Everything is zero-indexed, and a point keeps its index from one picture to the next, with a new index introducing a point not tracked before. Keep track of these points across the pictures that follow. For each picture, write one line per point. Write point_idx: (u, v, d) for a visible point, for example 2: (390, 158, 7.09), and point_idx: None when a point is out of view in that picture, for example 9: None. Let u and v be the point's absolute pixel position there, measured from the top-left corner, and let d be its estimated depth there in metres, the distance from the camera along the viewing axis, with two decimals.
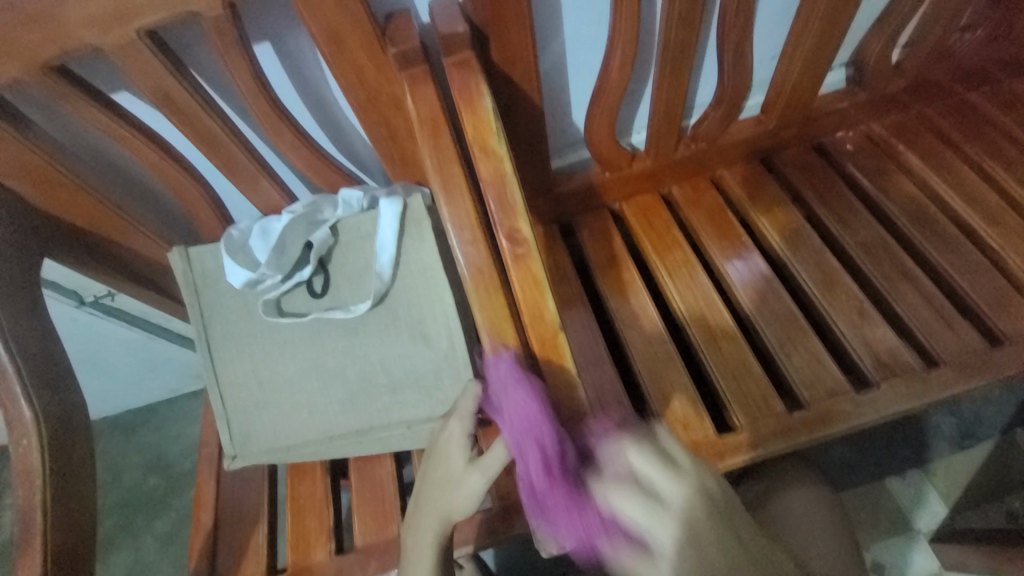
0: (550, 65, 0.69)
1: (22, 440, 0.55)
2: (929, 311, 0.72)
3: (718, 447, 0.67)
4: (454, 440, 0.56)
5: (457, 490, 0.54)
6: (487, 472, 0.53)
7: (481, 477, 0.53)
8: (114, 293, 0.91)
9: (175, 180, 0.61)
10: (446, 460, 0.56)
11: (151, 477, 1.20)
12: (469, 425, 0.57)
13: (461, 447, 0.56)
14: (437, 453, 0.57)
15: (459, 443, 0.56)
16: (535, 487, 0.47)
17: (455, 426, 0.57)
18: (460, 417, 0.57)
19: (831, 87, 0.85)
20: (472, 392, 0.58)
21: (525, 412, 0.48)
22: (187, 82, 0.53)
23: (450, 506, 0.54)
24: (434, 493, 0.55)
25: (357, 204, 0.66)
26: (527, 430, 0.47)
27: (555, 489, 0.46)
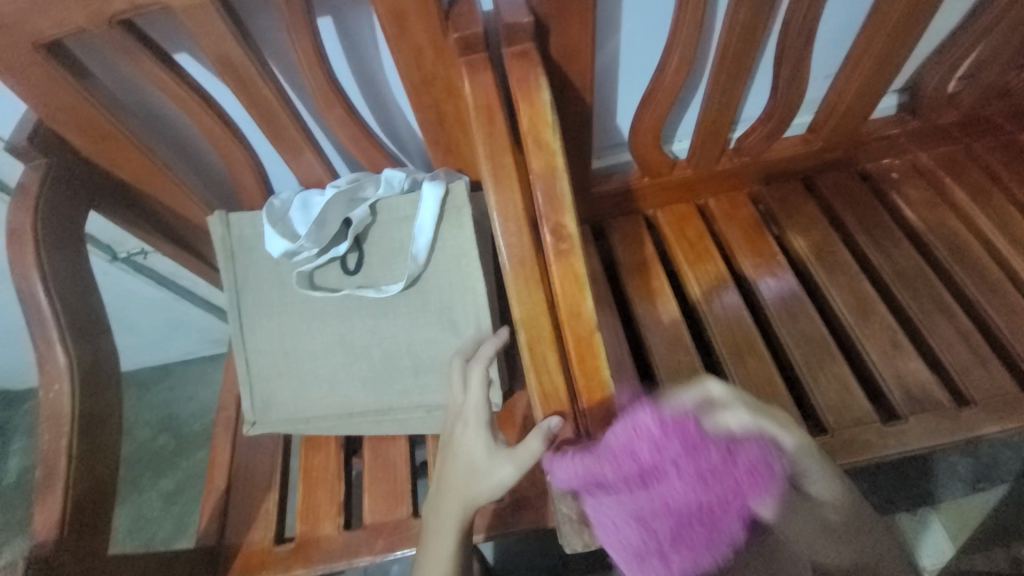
0: (604, 64, 0.68)
1: (54, 385, 0.56)
2: (964, 349, 0.70)
3: None
4: (471, 432, 0.56)
5: (483, 479, 0.54)
6: (514, 463, 0.52)
7: (508, 468, 0.53)
8: (147, 251, 0.92)
9: (223, 144, 0.62)
10: (465, 450, 0.56)
11: (161, 435, 1.22)
12: (486, 415, 0.57)
13: (481, 439, 0.56)
14: (460, 445, 0.57)
15: (478, 435, 0.56)
16: (674, 458, 0.41)
17: (470, 418, 0.57)
18: (471, 409, 0.57)
19: (883, 112, 0.83)
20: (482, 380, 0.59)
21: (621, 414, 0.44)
22: (249, 48, 0.54)
23: (476, 494, 0.54)
24: (458, 480, 0.56)
25: (398, 185, 0.66)
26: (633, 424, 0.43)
27: (693, 442, 0.42)
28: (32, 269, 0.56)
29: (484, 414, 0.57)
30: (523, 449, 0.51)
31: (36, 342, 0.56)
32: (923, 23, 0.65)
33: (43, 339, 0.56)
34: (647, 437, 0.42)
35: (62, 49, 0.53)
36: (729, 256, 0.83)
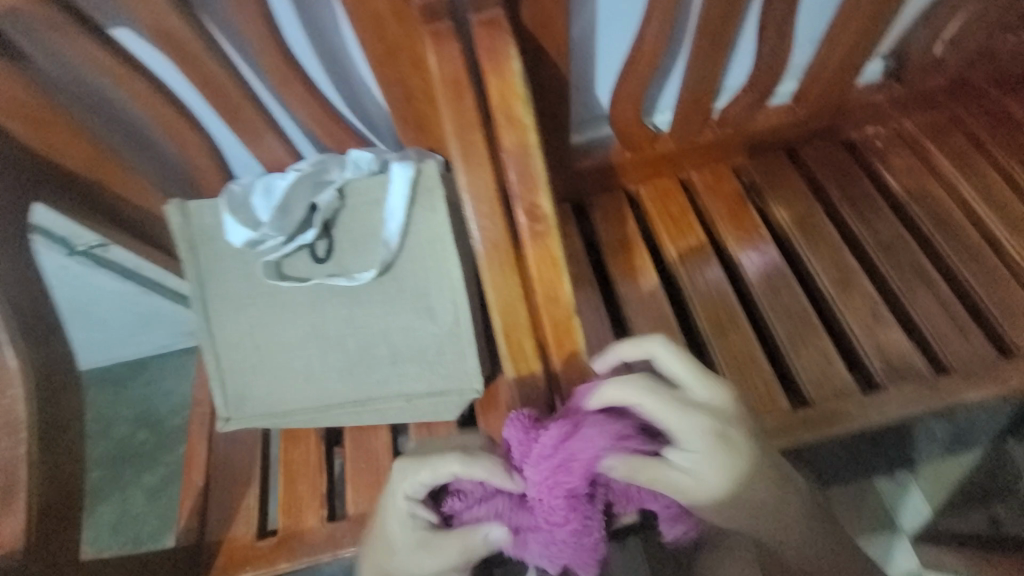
0: (580, 32, 0.64)
1: (8, 391, 0.52)
2: (944, 318, 0.71)
3: None
4: (394, 511, 0.49)
5: (398, 566, 0.48)
6: (435, 562, 0.47)
7: (429, 566, 0.47)
8: (107, 243, 0.87)
9: (174, 127, 0.57)
10: (386, 532, 0.49)
11: (141, 431, 1.19)
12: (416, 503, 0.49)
13: (404, 524, 0.48)
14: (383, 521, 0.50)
15: (403, 510, 0.48)
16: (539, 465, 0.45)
17: (402, 493, 0.49)
18: (410, 487, 0.49)
19: (869, 78, 0.79)
20: (438, 472, 0.48)
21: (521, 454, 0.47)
22: (192, 19, 0.49)
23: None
24: (376, 557, 0.50)
25: (366, 166, 0.62)
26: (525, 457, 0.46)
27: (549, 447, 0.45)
28: None
29: (418, 497, 0.49)
30: (451, 546, 0.47)
31: None
32: None
33: None
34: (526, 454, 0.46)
35: None
36: (711, 231, 0.81)
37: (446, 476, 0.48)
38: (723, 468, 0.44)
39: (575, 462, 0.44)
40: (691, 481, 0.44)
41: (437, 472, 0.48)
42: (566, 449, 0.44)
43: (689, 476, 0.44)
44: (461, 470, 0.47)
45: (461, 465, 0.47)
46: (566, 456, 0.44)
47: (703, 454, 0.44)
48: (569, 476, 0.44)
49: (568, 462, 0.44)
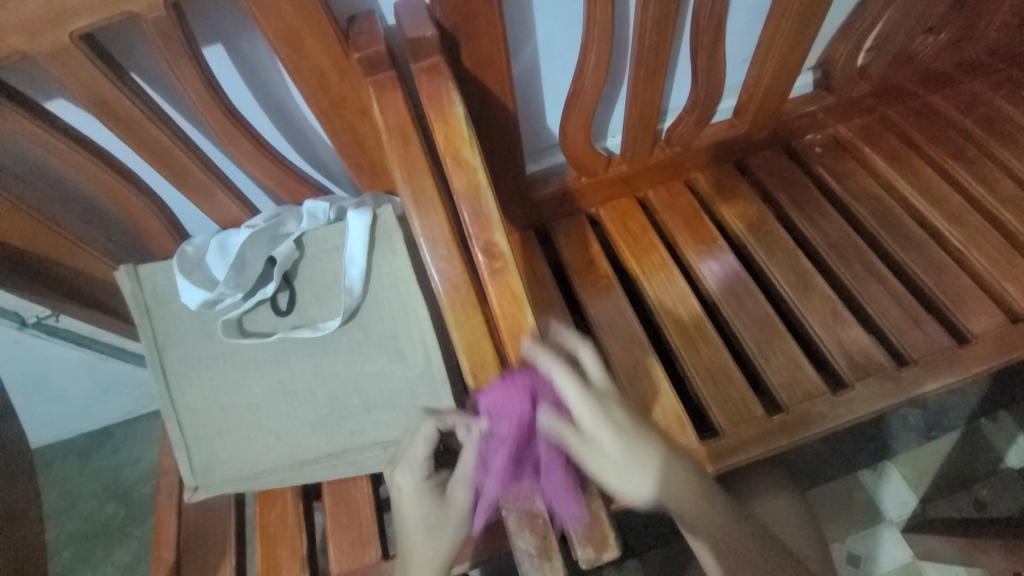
0: (524, 70, 0.67)
1: None
2: (898, 311, 0.73)
3: (701, 454, 0.67)
4: (412, 491, 0.51)
5: (443, 527, 0.50)
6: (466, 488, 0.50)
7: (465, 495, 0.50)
8: (58, 313, 0.83)
9: (118, 194, 0.56)
10: (413, 515, 0.51)
11: (109, 505, 1.12)
12: (421, 470, 0.52)
13: (427, 493, 0.51)
14: (401, 510, 0.51)
15: (415, 489, 0.51)
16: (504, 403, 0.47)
17: (407, 476, 0.52)
18: (410, 466, 0.52)
19: (801, 90, 0.85)
20: (422, 432, 0.52)
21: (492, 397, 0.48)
22: (130, 89, 0.49)
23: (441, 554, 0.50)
24: (416, 545, 0.50)
25: (323, 216, 0.62)
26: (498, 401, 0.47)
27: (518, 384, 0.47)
28: None
29: (422, 470, 0.52)
30: (464, 470, 0.50)
31: None
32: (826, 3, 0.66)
33: None
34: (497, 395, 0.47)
35: None
36: (672, 245, 0.83)
37: (428, 433, 0.52)
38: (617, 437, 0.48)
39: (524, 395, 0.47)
40: (592, 450, 0.48)
41: (420, 435, 0.52)
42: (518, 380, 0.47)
43: (592, 444, 0.48)
44: (437, 425, 0.52)
45: (437, 422, 0.52)
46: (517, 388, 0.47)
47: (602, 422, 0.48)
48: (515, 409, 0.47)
49: (521, 402, 0.47)
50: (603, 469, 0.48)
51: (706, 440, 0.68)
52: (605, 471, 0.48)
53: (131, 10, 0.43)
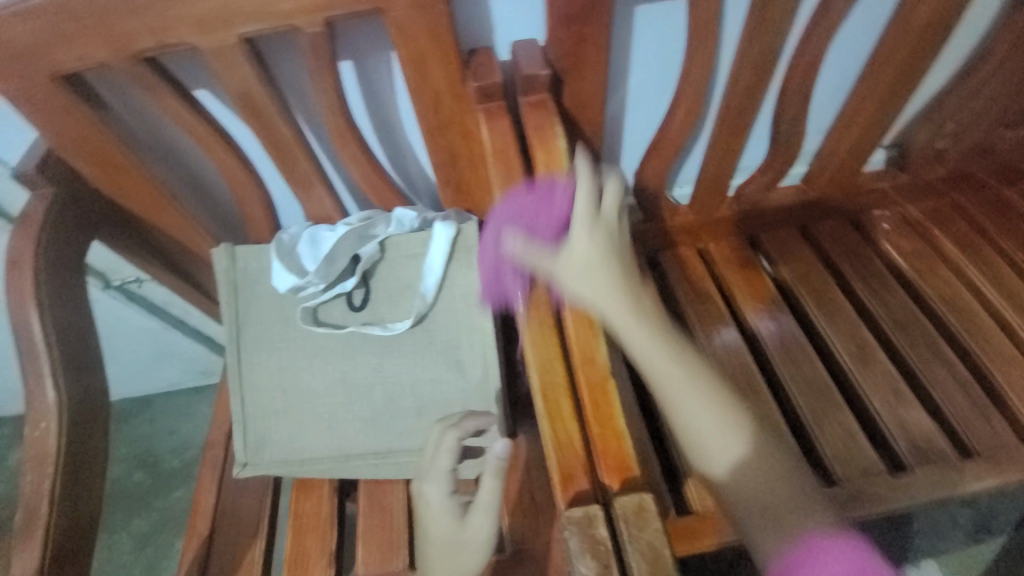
0: (613, 114, 0.71)
1: (41, 423, 0.54)
2: (964, 399, 0.71)
3: None
4: (436, 503, 0.53)
5: (466, 545, 0.52)
6: (487, 510, 0.52)
7: (486, 515, 0.52)
8: (142, 279, 0.89)
9: (235, 179, 0.61)
10: (437, 528, 0.52)
11: (137, 472, 1.15)
12: (446, 486, 0.54)
13: (449, 507, 0.53)
14: (425, 527, 0.53)
15: (438, 508, 0.53)
16: (539, 198, 0.53)
17: (433, 488, 0.53)
18: (434, 481, 0.54)
19: (874, 166, 0.87)
20: (446, 448, 0.55)
21: (529, 194, 0.53)
22: (271, 88, 0.54)
23: (466, 561, 0.52)
24: (441, 559, 0.52)
25: (409, 223, 0.66)
26: (534, 197, 0.53)
27: (554, 189, 0.52)
28: (30, 300, 0.54)
29: (448, 482, 0.54)
30: (485, 490, 0.52)
31: (25, 376, 0.54)
32: (913, 87, 0.69)
33: (33, 374, 0.54)
34: (534, 194, 0.53)
35: (78, 80, 0.52)
36: (729, 299, 0.84)
37: (451, 448, 0.55)
38: (592, 252, 0.52)
39: (554, 213, 0.53)
40: (567, 252, 0.52)
41: (443, 450, 0.55)
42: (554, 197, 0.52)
43: (570, 248, 0.53)
44: (459, 434, 0.56)
45: (458, 433, 0.56)
46: (551, 202, 0.52)
47: (586, 235, 0.53)
48: (542, 220, 0.52)
49: (553, 205, 0.52)
50: (564, 269, 0.52)
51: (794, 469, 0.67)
52: (564, 270, 0.52)
53: (293, 23, 0.49)
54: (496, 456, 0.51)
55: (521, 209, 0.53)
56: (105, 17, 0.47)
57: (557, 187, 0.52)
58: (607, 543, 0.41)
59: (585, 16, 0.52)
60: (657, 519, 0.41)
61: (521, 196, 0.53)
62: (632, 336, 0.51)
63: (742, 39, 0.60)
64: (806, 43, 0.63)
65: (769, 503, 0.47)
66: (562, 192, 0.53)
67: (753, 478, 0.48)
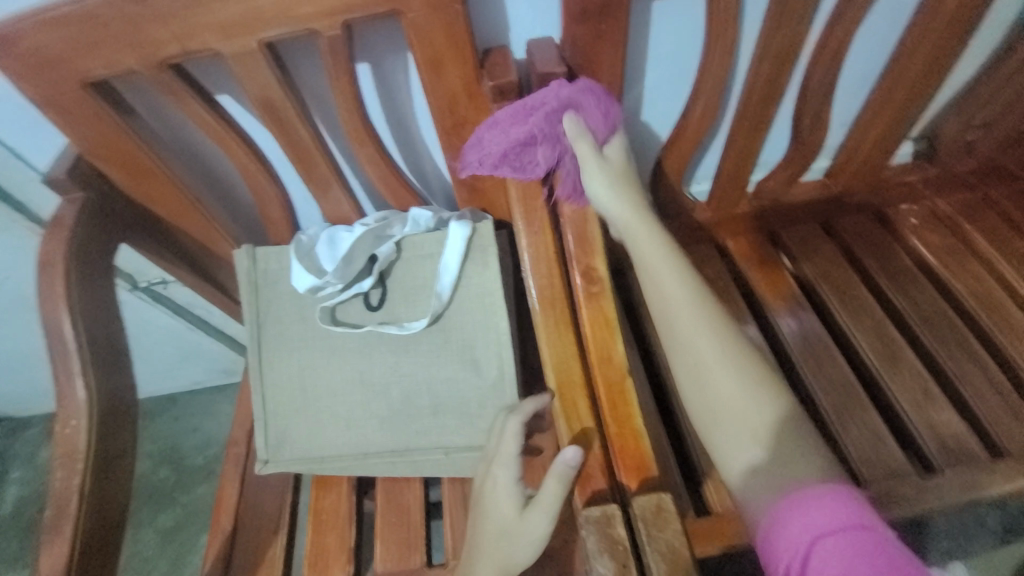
0: (629, 110, 0.70)
1: (71, 420, 0.56)
2: (997, 400, 0.69)
3: None
4: (500, 488, 0.53)
5: (521, 535, 0.50)
6: (547, 507, 0.49)
7: (545, 510, 0.49)
8: (168, 281, 0.91)
9: (255, 181, 0.62)
10: (497, 511, 0.52)
11: (162, 468, 1.19)
12: (513, 471, 0.54)
13: (511, 492, 0.52)
14: (483, 510, 0.53)
15: (502, 494, 0.53)
16: (589, 104, 0.51)
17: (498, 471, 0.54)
18: (500, 465, 0.54)
19: (901, 158, 0.82)
20: (512, 433, 0.56)
21: (585, 93, 0.51)
22: (290, 92, 0.55)
23: (514, 554, 0.50)
24: (494, 543, 0.51)
25: (424, 223, 0.66)
26: (587, 99, 0.51)
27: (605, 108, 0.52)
28: (61, 301, 0.56)
29: (516, 469, 0.54)
30: (548, 492, 0.48)
31: (57, 375, 0.56)
32: (943, 77, 0.66)
33: (64, 373, 0.56)
34: (591, 95, 0.51)
35: (105, 86, 0.53)
36: (748, 296, 0.82)
37: (515, 434, 0.56)
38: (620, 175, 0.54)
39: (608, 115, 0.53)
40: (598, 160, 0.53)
41: (508, 434, 0.56)
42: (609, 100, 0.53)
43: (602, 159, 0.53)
44: (522, 420, 0.56)
45: (520, 417, 0.56)
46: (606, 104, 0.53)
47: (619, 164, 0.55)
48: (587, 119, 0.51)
49: (597, 120, 0.53)
50: (592, 173, 0.53)
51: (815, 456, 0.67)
52: (593, 174, 0.53)
53: (312, 27, 0.50)
54: (567, 461, 0.46)
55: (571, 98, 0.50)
56: (130, 26, 0.48)
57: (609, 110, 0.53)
58: (625, 543, 0.41)
59: (601, 12, 0.52)
60: (677, 519, 0.41)
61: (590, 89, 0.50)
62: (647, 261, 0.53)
63: (762, 32, 0.59)
64: (829, 34, 0.61)
65: (761, 434, 0.46)
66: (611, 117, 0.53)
67: (780, 448, 0.45)
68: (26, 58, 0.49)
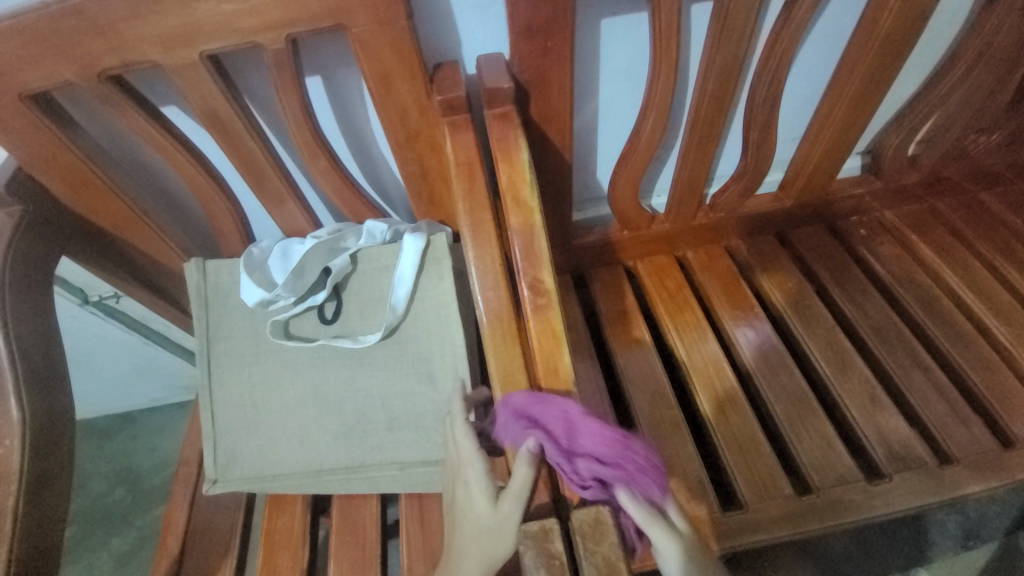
0: (584, 124, 0.71)
1: (4, 441, 0.53)
2: (943, 406, 0.71)
3: (763, 488, 0.67)
4: (473, 486, 0.51)
5: (496, 530, 0.47)
6: (518, 497, 0.46)
7: (515, 501, 0.46)
8: (120, 294, 0.88)
9: (205, 194, 0.61)
10: (473, 509, 0.50)
11: (118, 490, 1.14)
12: (480, 466, 0.52)
13: (483, 488, 0.50)
14: (460, 509, 0.51)
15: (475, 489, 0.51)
16: (638, 470, 0.46)
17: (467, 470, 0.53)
18: (466, 463, 0.53)
19: (848, 173, 0.86)
20: (465, 433, 0.56)
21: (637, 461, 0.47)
22: (237, 104, 0.54)
23: (494, 550, 0.47)
24: (471, 542, 0.48)
25: (380, 236, 0.65)
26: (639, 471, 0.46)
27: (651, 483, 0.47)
28: None
29: (484, 464, 0.52)
30: (517, 477, 0.46)
31: None
32: (881, 94, 0.69)
33: None
34: (641, 463, 0.47)
35: (44, 98, 0.52)
36: (707, 307, 0.84)
37: (466, 432, 0.56)
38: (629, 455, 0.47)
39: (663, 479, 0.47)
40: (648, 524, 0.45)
41: (461, 434, 0.56)
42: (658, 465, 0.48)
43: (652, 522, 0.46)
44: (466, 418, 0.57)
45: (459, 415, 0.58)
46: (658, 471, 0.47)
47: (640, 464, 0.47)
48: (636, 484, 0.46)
49: (645, 492, 0.46)
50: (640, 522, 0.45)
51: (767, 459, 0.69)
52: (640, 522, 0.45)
53: (257, 40, 0.49)
54: (526, 450, 0.46)
55: (618, 457, 0.46)
56: (67, 36, 0.47)
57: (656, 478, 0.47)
58: (562, 558, 0.41)
59: (546, 29, 0.53)
60: (614, 533, 0.41)
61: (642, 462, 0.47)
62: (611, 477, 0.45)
63: (706, 49, 0.61)
64: (772, 52, 0.63)
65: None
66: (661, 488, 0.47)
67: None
68: None
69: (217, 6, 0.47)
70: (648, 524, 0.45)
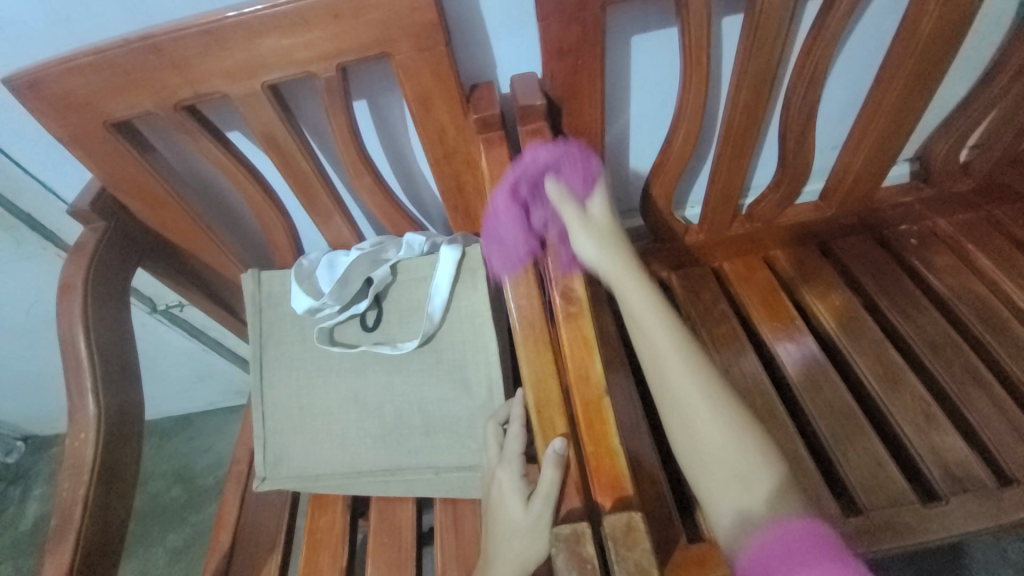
0: (615, 137, 0.73)
1: (80, 434, 0.59)
2: (1005, 425, 0.66)
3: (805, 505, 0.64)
4: (508, 488, 0.53)
5: (529, 529, 0.49)
6: (546, 496, 0.48)
7: (544, 501, 0.49)
8: (184, 304, 0.96)
9: (261, 210, 0.67)
10: (506, 510, 0.52)
11: (174, 487, 1.22)
12: (517, 469, 0.54)
13: (517, 490, 0.52)
14: (494, 508, 0.53)
15: (513, 494, 0.52)
16: (565, 169, 0.58)
17: (506, 471, 0.54)
18: (506, 464, 0.55)
19: (896, 180, 0.84)
20: (516, 433, 0.57)
21: (570, 161, 0.58)
22: (292, 128, 0.59)
23: (528, 550, 0.49)
24: (506, 542, 0.50)
25: (418, 247, 0.69)
26: (568, 170, 0.58)
27: (577, 177, 0.59)
28: (77, 322, 0.60)
29: (520, 466, 0.54)
30: (544, 480, 0.48)
31: (71, 391, 0.60)
32: (928, 98, 0.66)
33: (77, 388, 0.60)
34: (572, 162, 0.58)
35: (126, 126, 0.59)
36: (745, 319, 0.82)
37: (517, 433, 0.56)
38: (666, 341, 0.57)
39: (587, 175, 0.60)
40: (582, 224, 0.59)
41: (511, 434, 0.56)
42: (586, 163, 0.59)
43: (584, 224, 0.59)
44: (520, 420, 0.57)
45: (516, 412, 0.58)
46: (585, 167, 0.59)
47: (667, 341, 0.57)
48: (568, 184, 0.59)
49: (575, 182, 0.59)
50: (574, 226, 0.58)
51: (809, 476, 0.66)
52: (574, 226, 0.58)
53: (311, 70, 0.54)
54: (553, 451, 0.48)
55: (552, 161, 0.57)
56: (148, 73, 0.53)
57: (583, 175, 0.60)
58: (594, 561, 0.41)
59: (577, 48, 0.55)
60: (646, 539, 0.41)
61: (572, 162, 0.58)
62: (671, 375, 0.56)
63: (738, 60, 0.61)
64: (806, 60, 0.63)
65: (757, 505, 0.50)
66: (588, 178, 0.60)
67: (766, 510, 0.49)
68: (54, 101, 0.55)
69: (276, 41, 0.52)
70: (565, 202, 0.59)
